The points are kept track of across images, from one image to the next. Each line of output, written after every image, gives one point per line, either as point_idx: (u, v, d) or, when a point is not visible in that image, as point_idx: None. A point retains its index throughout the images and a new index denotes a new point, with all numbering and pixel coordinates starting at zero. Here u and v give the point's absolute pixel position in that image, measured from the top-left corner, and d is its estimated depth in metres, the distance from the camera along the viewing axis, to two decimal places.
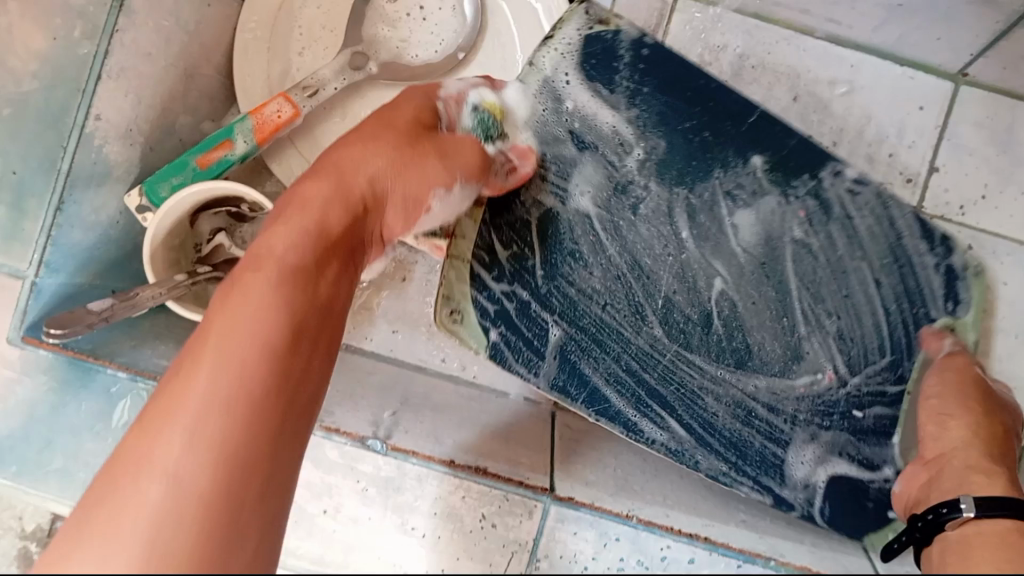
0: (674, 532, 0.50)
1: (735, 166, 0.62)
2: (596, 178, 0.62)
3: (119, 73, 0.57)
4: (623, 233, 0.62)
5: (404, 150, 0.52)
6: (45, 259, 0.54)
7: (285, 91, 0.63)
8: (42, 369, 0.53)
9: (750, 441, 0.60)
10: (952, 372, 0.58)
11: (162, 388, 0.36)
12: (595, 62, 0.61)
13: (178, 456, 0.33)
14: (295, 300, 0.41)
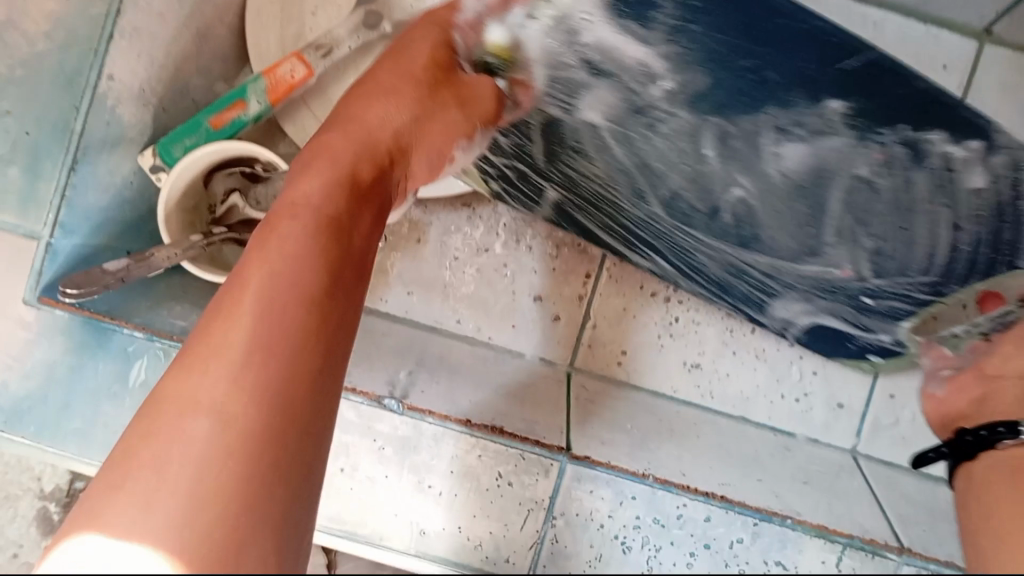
0: (692, 490, 0.50)
1: (799, 105, 0.54)
2: (610, 100, 0.57)
3: (132, 33, 0.56)
4: (635, 142, 0.59)
5: (424, 103, 0.53)
6: (60, 220, 0.54)
7: (299, 51, 0.63)
8: (59, 331, 0.54)
9: (735, 284, 0.65)
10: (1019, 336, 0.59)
11: (204, 331, 0.35)
12: (629, 0, 0.53)
13: (219, 402, 0.32)
14: (333, 241, 0.39)
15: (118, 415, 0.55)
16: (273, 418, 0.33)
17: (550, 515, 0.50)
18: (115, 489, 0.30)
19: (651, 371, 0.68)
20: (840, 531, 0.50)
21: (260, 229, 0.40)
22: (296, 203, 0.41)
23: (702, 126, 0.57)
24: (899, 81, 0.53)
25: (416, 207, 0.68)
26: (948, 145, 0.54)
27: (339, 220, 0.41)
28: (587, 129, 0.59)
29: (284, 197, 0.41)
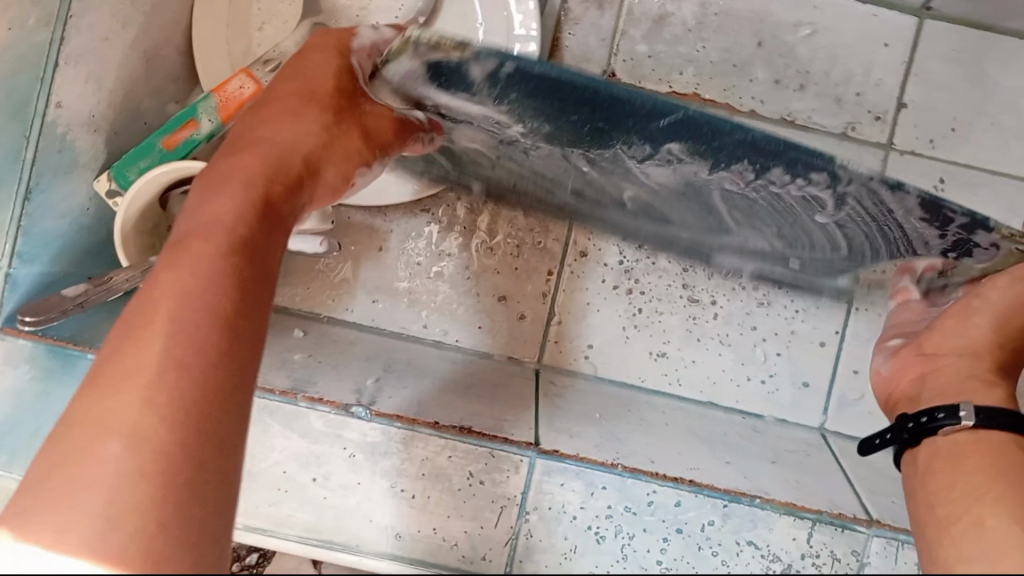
0: (660, 476, 0.50)
1: (641, 144, 0.51)
2: (480, 137, 0.56)
3: (78, 58, 0.56)
4: (519, 160, 0.58)
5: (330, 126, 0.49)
6: (17, 249, 0.54)
7: (248, 67, 0.63)
8: (24, 359, 0.53)
9: (671, 244, 0.67)
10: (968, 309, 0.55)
11: (116, 346, 0.34)
12: (445, 82, 0.48)
13: (129, 424, 0.31)
14: (247, 253, 0.38)
15: None
16: (188, 436, 0.32)
17: (523, 510, 0.51)
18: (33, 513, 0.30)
19: (618, 363, 0.69)
20: (809, 507, 0.51)
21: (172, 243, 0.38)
22: (207, 218, 0.38)
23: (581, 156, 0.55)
24: (718, 131, 0.49)
25: (376, 214, 0.68)
26: (794, 177, 0.51)
27: (252, 234, 0.39)
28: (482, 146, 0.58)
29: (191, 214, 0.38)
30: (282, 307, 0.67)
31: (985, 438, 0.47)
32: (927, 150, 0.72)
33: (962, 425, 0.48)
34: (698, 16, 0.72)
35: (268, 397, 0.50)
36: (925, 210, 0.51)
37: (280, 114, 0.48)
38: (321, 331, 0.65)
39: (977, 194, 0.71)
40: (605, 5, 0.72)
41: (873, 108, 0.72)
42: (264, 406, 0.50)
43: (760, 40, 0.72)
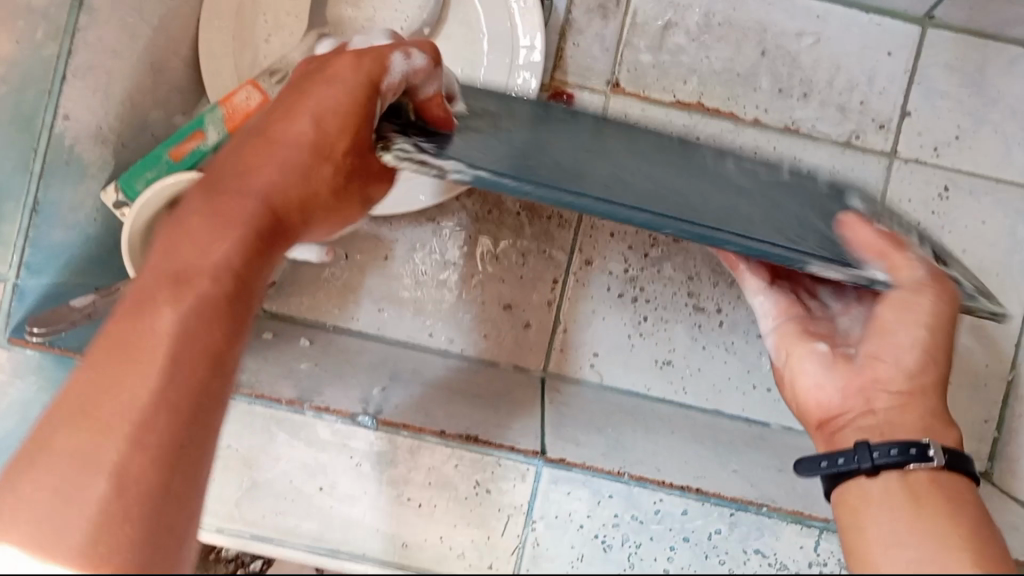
0: (667, 485, 0.51)
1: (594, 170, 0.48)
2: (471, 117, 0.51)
3: (85, 72, 0.57)
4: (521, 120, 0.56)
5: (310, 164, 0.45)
6: (24, 260, 0.55)
7: (254, 79, 0.64)
8: (32, 370, 0.54)
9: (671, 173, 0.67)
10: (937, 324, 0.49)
11: (107, 373, 0.35)
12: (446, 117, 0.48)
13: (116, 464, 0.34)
14: (237, 304, 0.40)
15: None
16: (165, 476, 0.35)
17: (529, 518, 0.50)
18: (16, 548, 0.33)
19: (625, 370, 0.69)
20: (816, 516, 0.51)
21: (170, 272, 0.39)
22: (209, 258, 0.39)
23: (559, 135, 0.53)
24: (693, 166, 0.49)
25: (381, 224, 0.69)
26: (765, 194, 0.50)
27: (247, 278, 0.40)
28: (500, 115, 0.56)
29: (190, 245, 0.39)
30: (289, 315, 0.67)
31: (952, 486, 0.42)
32: (932, 158, 0.72)
33: (929, 464, 0.42)
34: (701, 26, 0.72)
35: (275, 407, 0.51)
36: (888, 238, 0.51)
37: (268, 147, 0.44)
38: (328, 339, 0.65)
39: (984, 202, 0.72)
40: (610, 15, 0.72)
41: (877, 117, 0.72)
42: (273, 415, 0.52)
43: (764, 49, 0.72)
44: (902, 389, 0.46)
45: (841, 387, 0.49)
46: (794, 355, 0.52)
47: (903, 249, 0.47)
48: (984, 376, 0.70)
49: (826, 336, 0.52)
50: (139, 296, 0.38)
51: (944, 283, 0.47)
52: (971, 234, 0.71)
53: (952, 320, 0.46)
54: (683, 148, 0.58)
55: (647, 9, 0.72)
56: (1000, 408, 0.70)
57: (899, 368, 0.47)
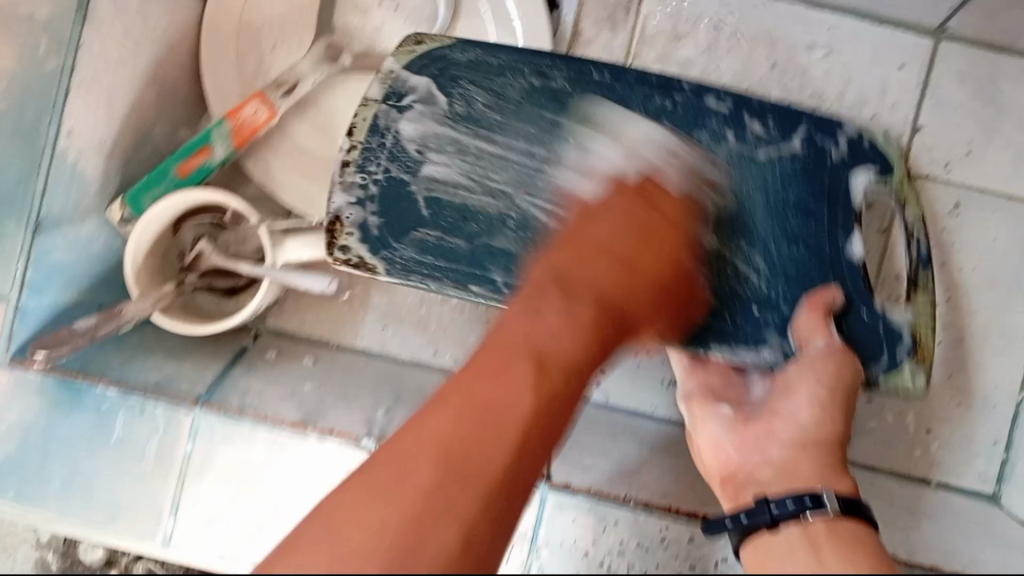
0: (673, 513, 0.50)
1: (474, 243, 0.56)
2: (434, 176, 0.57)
3: (88, 85, 0.57)
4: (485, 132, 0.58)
5: (582, 325, 0.40)
6: (27, 279, 0.54)
7: (261, 92, 0.64)
8: (32, 392, 0.52)
9: (710, 121, 0.59)
10: (826, 368, 0.51)
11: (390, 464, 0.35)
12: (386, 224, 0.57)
13: (425, 497, 0.34)
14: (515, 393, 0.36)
15: (95, 472, 0.52)
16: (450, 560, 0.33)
17: (535, 545, 0.49)
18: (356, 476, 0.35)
19: (629, 389, 0.68)
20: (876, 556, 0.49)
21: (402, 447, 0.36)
22: (490, 399, 0.36)
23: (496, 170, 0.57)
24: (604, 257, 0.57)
25: None
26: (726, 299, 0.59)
27: (559, 350, 0.39)
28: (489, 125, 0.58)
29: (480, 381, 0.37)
30: (290, 331, 0.67)
31: (851, 529, 0.42)
32: (943, 174, 0.70)
33: (826, 513, 0.43)
34: (711, 38, 0.72)
35: (276, 431, 0.52)
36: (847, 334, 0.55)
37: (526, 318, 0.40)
38: (331, 357, 0.65)
39: (994, 219, 0.69)
40: (618, 27, 0.72)
41: (887, 131, 0.71)
42: (274, 440, 0.52)
43: (774, 62, 0.71)
44: (792, 439, 0.49)
45: (739, 440, 0.52)
46: (697, 416, 0.56)
47: (829, 327, 0.53)
48: (994, 395, 0.68)
49: (735, 399, 0.55)
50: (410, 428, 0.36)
51: (844, 359, 0.52)
52: (981, 251, 0.69)
53: (847, 390, 0.51)
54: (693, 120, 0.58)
55: (656, 22, 0.72)
56: (1009, 429, 0.68)
57: (795, 426, 0.50)
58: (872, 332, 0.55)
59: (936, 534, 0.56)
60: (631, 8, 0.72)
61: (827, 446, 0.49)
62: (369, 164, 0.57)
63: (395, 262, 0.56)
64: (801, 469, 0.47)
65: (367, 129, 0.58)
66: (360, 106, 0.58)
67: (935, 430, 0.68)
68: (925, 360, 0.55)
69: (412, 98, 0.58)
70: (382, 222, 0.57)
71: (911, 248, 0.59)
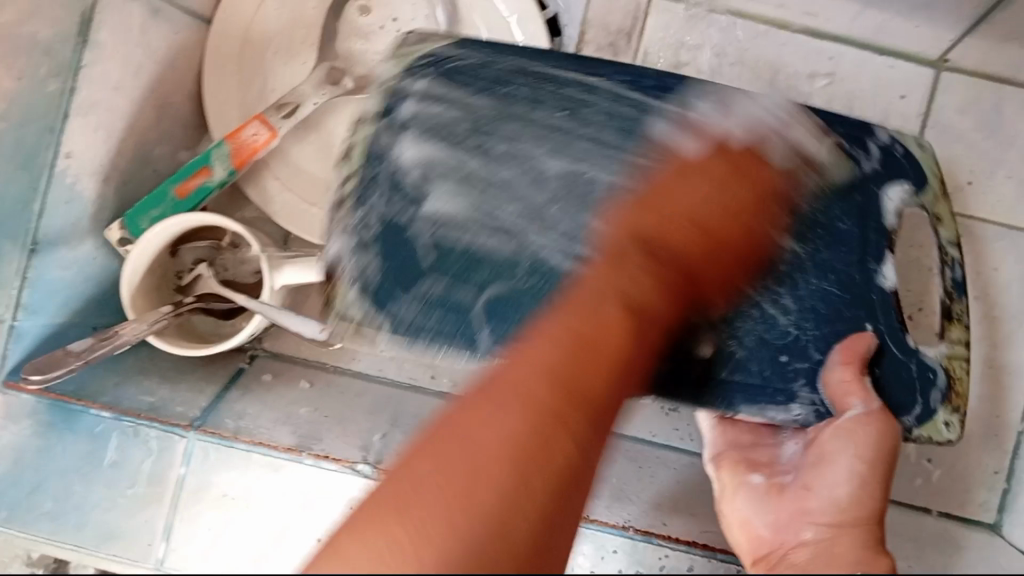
0: (673, 541, 0.50)
1: (488, 306, 0.51)
2: (455, 203, 0.53)
3: (88, 108, 0.57)
4: (490, 154, 0.53)
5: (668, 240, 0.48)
6: (23, 301, 0.54)
7: (262, 114, 0.64)
8: (26, 415, 0.51)
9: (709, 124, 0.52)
10: (865, 438, 0.46)
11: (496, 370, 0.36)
12: (384, 287, 0.53)
13: (586, 344, 0.37)
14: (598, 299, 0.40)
15: (85, 495, 0.51)
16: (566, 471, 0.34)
17: None
18: (456, 405, 0.35)
19: None
20: None
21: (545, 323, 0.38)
22: (592, 329, 0.38)
23: (501, 204, 0.52)
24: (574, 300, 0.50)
25: None
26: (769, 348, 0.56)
27: (642, 302, 0.42)
28: (500, 139, 0.53)
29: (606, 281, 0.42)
30: (288, 354, 0.66)
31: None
32: None
33: None
34: (713, 65, 0.72)
35: (272, 454, 0.52)
36: (887, 386, 0.49)
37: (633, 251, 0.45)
38: (328, 381, 0.64)
39: (998, 247, 0.69)
40: (620, 53, 0.72)
41: None
42: (270, 462, 0.52)
43: (776, 90, 0.71)
44: (830, 522, 0.44)
45: (774, 515, 0.49)
46: (728, 489, 0.54)
47: (864, 385, 0.48)
48: (996, 425, 0.67)
49: (769, 465, 0.53)
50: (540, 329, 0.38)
51: (887, 425, 0.46)
52: (981, 281, 0.69)
53: (893, 457, 0.46)
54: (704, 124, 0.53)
55: (658, 49, 0.72)
56: (1012, 459, 0.67)
57: (831, 506, 0.45)
58: (906, 375, 0.50)
59: (939, 564, 0.55)
60: (634, 35, 0.72)
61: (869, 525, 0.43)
62: (367, 203, 0.53)
63: (398, 324, 0.53)
64: (842, 545, 0.42)
65: (363, 158, 0.54)
66: (355, 125, 0.55)
67: (937, 459, 0.67)
68: (960, 406, 0.51)
69: (409, 117, 0.54)
70: (382, 274, 0.53)
71: (948, 270, 0.52)
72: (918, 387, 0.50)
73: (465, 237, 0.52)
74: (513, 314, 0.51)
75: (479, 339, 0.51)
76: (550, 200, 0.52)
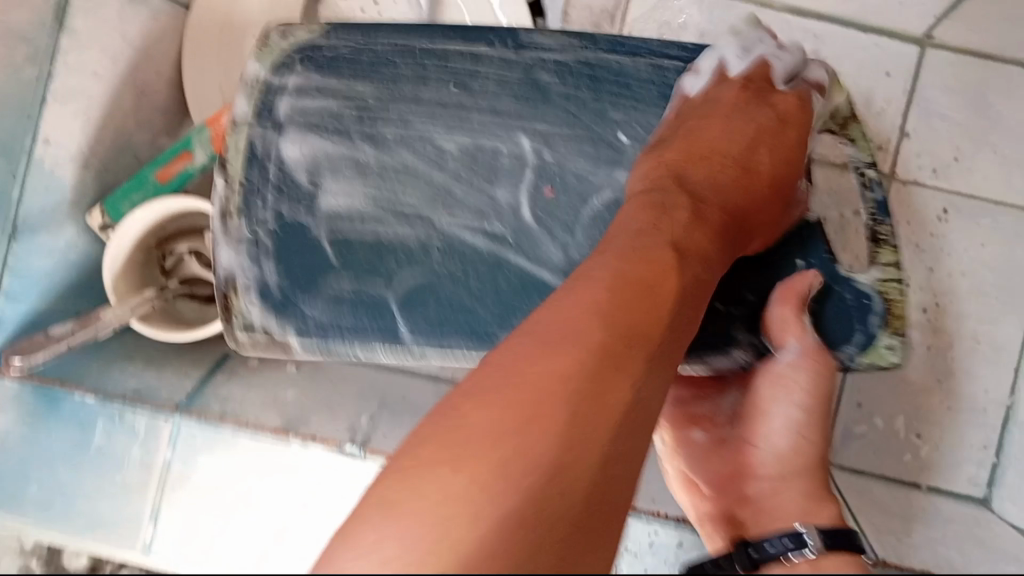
0: (662, 517, 0.51)
1: (417, 301, 0.52)
2: (353, 186, 0.54)
3: (67, 93, 0.57)
4: (386, 139, 0.54)
5: (672, 204, 0.42)
6: (5, 288, 0.54)
7: (239, 100, 0.60)
8: (9, 401, 0.51)
9: (543, 79, 0.52)
10: (804, 375, 0.46)
11: (501, 355, 0.31)
12: (293, 280, 0.54)
13: (627, 343, 0.32)
14: (625, 297, 0.34)
15: (74, 482, 0.51)
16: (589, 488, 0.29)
17: None
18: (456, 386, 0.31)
19: None
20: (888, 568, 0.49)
21: (553, 327, 0.32)
22: (621, 316, 0.33)
23: (406, 190, 0.53)
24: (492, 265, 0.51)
25: None
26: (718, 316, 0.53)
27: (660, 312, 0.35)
28: (388, 112, 0.54)
29: (611, 265, 0.36)
30: None
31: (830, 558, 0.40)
32: (930, 179, 0.70)
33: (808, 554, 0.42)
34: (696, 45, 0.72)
35: (257, 438, 0.51)
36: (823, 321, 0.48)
37: (655, 212, 0.41)
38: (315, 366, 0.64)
39: (982, 224, 0.69)
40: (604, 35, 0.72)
41: (874, 138, 0.70)
42: (255, 447, 0.51)
43: None
44: (773, 471, 0.47)
45: (715, 473, 0.51)
46: (674, 439, 0.55)
47: (803, 324, 0.46)
48: (982, 402, 0.67)
49: (708, 418, 0.53)
50: (537, 328, 0.32)
51: (819, 367, 0.46)
52: (967, 257, 0.69)
53: (827, 397, 0.47)
54: (596, 104, 0.52)
55: (643, 30, 0.72)
56: (1000, 433, 0.67)
57: (772, 458, 0.47)
58: (841, 308, 0.48)
59: (928, 539, 0.55)
60: (618, 16, 0.72)
61: (808, 474, 0.47)
62: (252, 203, 0.54)
63: (309, 328, 0.53)
64: (786, 501, 0.46)
65: (243, 162, 0.55)
66: (231, 131, 0.55)
67: (925, 435, 0.67)
68: (900, 328, 0.48)
69: (288, 98, 0.55)
70: (285, 278, 0.54)
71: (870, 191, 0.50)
72: (859, 314, 0.48)
73: (370, 232, 0.53)
74: (427, 306, 0.52)
75: (401, 333, 0.52)
76: (452, 179, 0.53)
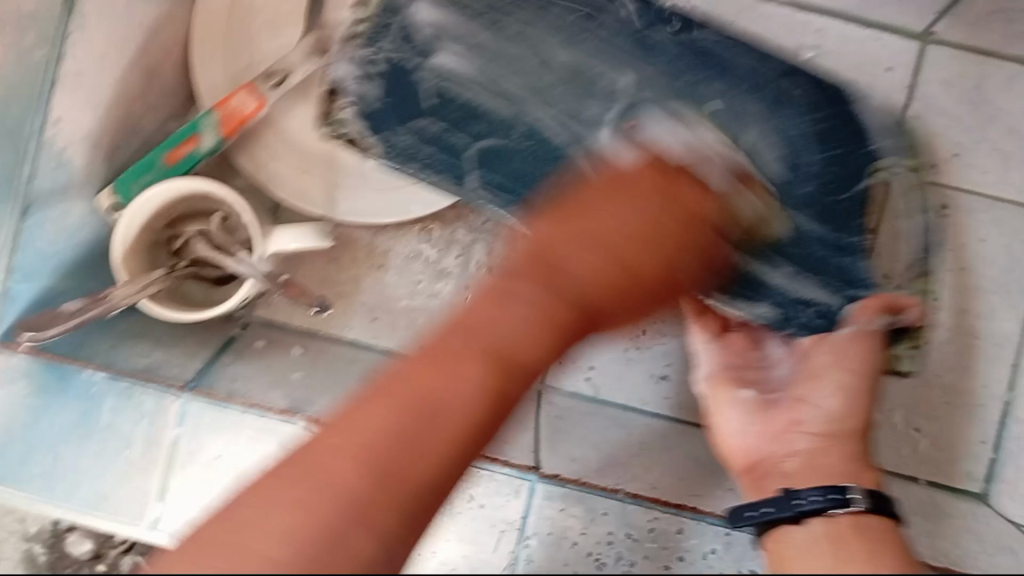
0: (661, 503, 0.51)
1: (489, 158, 0.65)
2: (459, 58, 0.66)
3: (76, 75, 0.57)
4: (499, 32, 0.66)
5: (481, 358, 0.40)
6: (14, 266, 0.54)
7: (249, 83, 0.64)
8: (20, 374, 0.52)
9: (654, 36, 0.66)
10: (854, 348, 0.58)
11: (246, 510, 0.36)
12: (390, 106, 0.65)
13: (335, 537, 0.34)
14: (365, 490, 0.36)
15: (81, 460, 0.52)
16: None
17: (524, 534, 0.49)
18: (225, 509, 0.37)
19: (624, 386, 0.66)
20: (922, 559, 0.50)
21: (244, 510, 0.36)
22: (307, 522, 0.34)
23: (505, 75, 0.66)
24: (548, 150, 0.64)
25: (376, 232, 0.70)
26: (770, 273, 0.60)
27: (381, 511, 0.36)
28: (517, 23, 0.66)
29: (357, 421, 0.38)
30: (279, 324, 0.66)
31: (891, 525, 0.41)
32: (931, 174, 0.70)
33: None
34: None
35: (264, 417, 0.52)
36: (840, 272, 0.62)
37: (444, 362, 0.40)
38: (321, 348, 0.64)
39: (982, 220, 0.69)
40: None
41: None
42: (262, 426, 0.52)
43: None
44: (820, 431, 0.56)
45: (767, 428, 0.59)
46: (719, 400, 0.61)
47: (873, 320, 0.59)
48: (981, 396, 0.68)
49: (754, 381, 0.61)
50: (242, 511, 0.36)
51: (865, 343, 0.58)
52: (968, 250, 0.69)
53: (872, 372, 0.58)
54: (695, 74, 0.65)
55: None
56: (997, 427, 0.67)
57: (822, 418, 0.56)
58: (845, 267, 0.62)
59: (926, 531, 0.56)
60: None
61: (848, 438, 0.56)
62: (376, 42, 0.65)
63: (393, 146, 0.65)
64: (830, 461, 0.54)
65: (379, 10, 0.66)
66: None
67: (923, 428, 0.67)
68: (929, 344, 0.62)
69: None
70: (386, 101, 0.65)
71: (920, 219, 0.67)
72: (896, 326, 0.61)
73: (466, 95, 0.66)
74: (504, 164, 0.64)
75: (467, 177, 0.65)
76: (552, 82, 0.65)
